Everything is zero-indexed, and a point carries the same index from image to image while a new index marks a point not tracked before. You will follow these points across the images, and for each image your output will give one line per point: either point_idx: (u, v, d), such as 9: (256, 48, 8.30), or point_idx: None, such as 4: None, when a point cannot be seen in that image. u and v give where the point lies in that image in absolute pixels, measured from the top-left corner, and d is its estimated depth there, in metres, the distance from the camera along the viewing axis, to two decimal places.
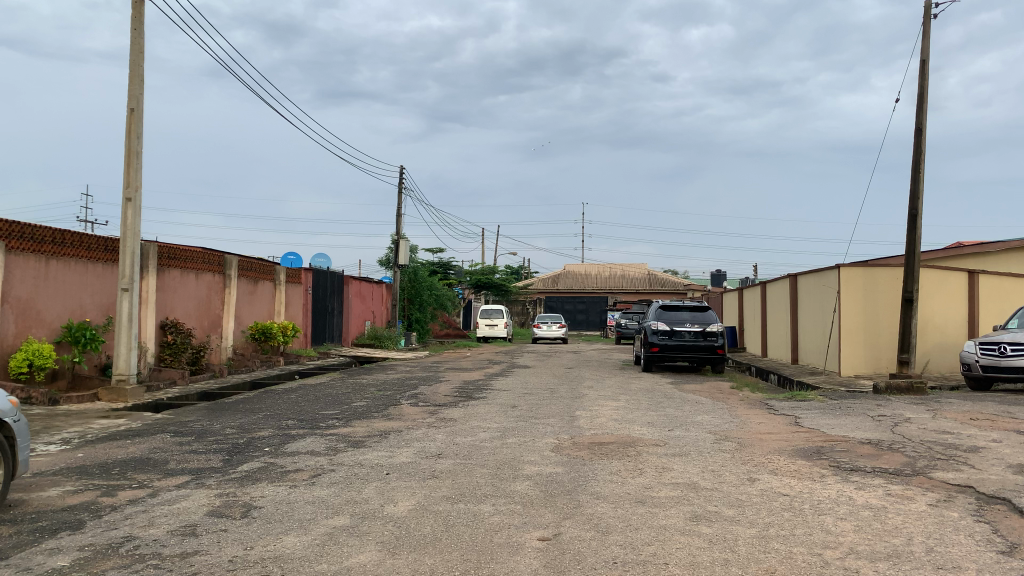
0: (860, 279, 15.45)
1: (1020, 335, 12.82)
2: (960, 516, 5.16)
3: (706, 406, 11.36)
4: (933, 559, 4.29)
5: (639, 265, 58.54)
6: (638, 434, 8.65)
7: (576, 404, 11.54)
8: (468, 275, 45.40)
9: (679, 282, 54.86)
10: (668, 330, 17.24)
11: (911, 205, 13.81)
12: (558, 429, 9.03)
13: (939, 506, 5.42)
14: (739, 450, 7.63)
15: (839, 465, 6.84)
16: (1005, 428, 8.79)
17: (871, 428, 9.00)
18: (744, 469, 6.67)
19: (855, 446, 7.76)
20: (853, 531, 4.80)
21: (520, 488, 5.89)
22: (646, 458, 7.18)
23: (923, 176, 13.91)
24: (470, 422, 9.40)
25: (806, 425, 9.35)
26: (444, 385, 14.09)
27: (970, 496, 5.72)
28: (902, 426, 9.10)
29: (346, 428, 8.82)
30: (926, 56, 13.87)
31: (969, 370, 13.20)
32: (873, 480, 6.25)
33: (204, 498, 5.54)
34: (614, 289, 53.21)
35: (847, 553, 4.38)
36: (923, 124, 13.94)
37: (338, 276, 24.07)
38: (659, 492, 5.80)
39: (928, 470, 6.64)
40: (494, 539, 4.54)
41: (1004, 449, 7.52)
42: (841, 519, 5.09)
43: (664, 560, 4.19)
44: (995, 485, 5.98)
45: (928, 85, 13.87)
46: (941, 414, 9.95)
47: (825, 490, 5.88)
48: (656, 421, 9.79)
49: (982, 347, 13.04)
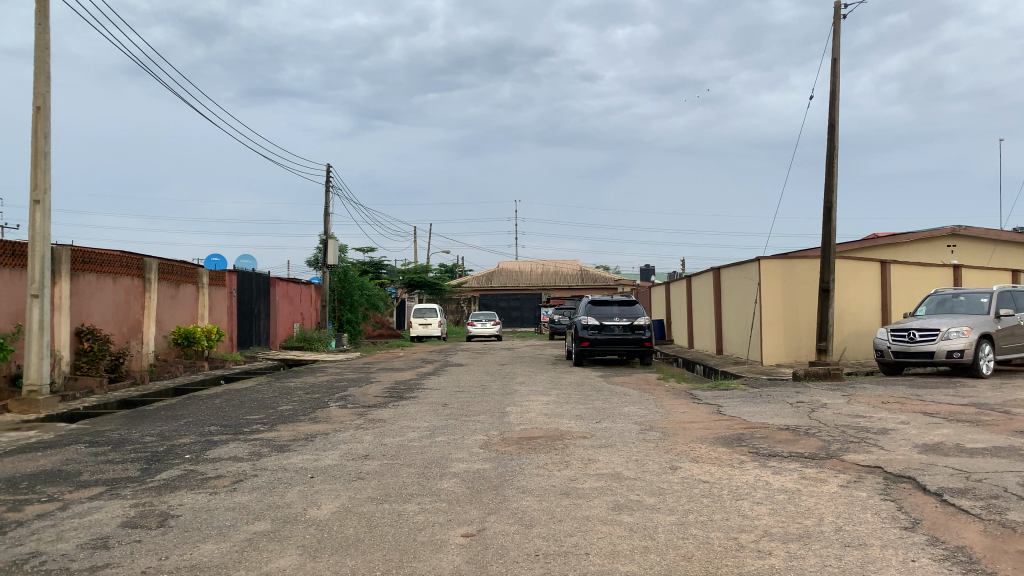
0: (779, 270, 15.95)
1: (929, 322, 13.36)
2: (868, 495, 5.40)
3: (633, 397, 11.56)
4: (841, 537, 4.47)
5: (572, 261, 59.16)
6: (566, 427, 8.74)
7: (507, 400, 11.56)
8: (401, 274, 45.02)
9: (612, 277, 55.60)
10: (597, 324, 17.43)
11: (827, 198, 14.33)
12: (487, 426, 9.06)
13: (849, 487, 5.64)
14: (663, 439, 7.81)
15: (758, 451, 7.05)
16: (913, 410, 9.22)
17: (790, 413, 9.30)
18: (667, 458, 6.81)
19: (774, 432, 8.02)
20: (768, 514, 4.96)
21: (446, 486, 5.89)
22: (573, 450, 7.27)
23: (837, 169, 14.44)
24: (399, 422, 9.34)
25: (728, 412, 9.61)
26: (375, 386, 13.97)
27: (879, 476, 5.98)
28: (819, 411, 9.45)
29: (271, 432, 8.67)
30: (836, 54, 14.41)
31: (883, 356, 13.81)
32: (789, 464, 6.47)
33: (118, 510, 5.36)
34: (548, 285, 53.66)
35: (761, 535, 4.53)
36: (836, 119, 14.46)
37: (264, 277, 23.58)
38: (583, 484, 5.89)
39: (841, 452, 6.92)
40: (417, 537, 4.54)
41: (912, 430, 7.90)
42: (757, 502, 5.26)
43: (584, 550, 4.25)
44: (903, 465, 6.27)
45: (839, 83, 14.40)
46: (855, 399, 10.37)
47: (743, 476, 6.06)
48: (585, 414, 9.92)
49: (894, 333, 13.63)
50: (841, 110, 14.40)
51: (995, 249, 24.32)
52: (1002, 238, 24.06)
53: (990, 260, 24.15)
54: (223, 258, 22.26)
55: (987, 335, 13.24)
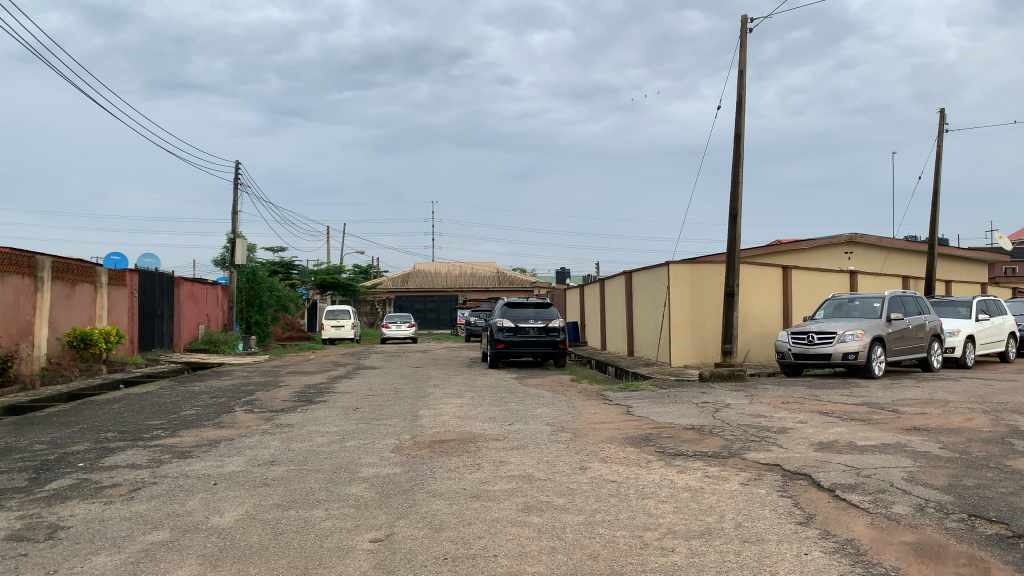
0: (688, 274, 16.40)
1: (826, 325, 13.99)
2: (766, 492, 5.62)
3: (546, 399, 11.68)
4: (740, 533, 4.64)
5: (488, 263, 59.31)
6: (478, 429, 8.75)
7: (420, 403, 11.50)
8: (313, 275, 44.14)
9: (527, 280, 56.04)
10: (512, 326, 17.52)
11: (732, 204, 14.84)
12: (399, 429, 8.98)
13: (749, 485, 5.85)
14: (574, 440, 7.92)
15: (665, 451, 7.23)
16: (810, 410, 9.65)
17: (696, 414, 9.59)
18: (577, 459, 6.91)
19: (680, 432, 8.25)
20: (672, 512, 5.10)
21: (355, 491, 5.81)
22: (485, 452, 7.29)
23: (742, 177, 14.98)
24: (308, 427, 9.15)
25: (637, 413, 9.83)
26: (283, 390, 13.64)
27: (777, 473, 6.24)
28: (723, 411, 9.78)
29: (172, 439, 8.35)
30: (742, 66, 14.94)
31: (783, 358, 14.39)
32: (693, 463, 6.67)
33: (2, 522, 5.06)
34: (464, 287, 53.64)
35: (665, 533, 4.65)
36: (742, 130, 14.99)
37: (168, 277, 22.71)
38: (493, 486, 5.92)
39: (742, 451, 7.18)
40: (324, 544, 4.46)
41: (808, 428, 8.27)
42: (662, 501, 5.40)
43: (492, 552, 4.27)
44: (800, 463, 6.54)
45: (745, 95, 14.94)
46: (757, 399, 10.77)
47: (649, 475, 6.20)
48: (497, 416, 9.95)
49: (794, 336, 14.22)
50: (746, 121, 14.94)
51: (887, 257, 25.85)
52: (893, 247, 25.58)
53: (882, 268, 25.68)
54: (123, 257, 21.33)
55: (879, 337, 13.97)
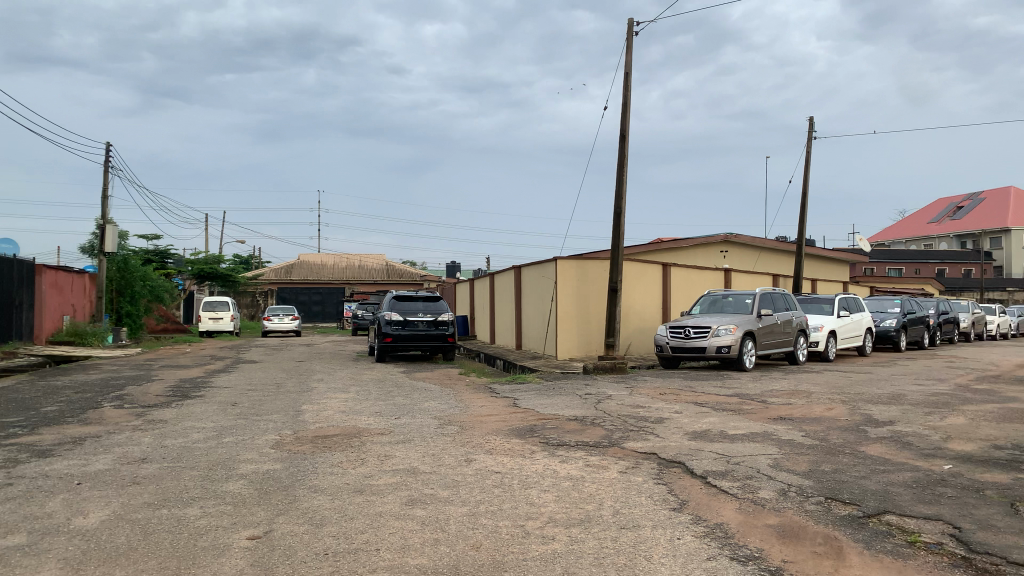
0: (574, 270, 16.74)
1: (703, 320, 14.61)
2: (643, 479, 5.84)
3: (433, 393, 11.67)
4: (618, 520, 4.80)
5: (376, 256, 58.53)
6: (363, 424, 8.65)
7: (304, 398, 11.24)
8: (190, 265, 42.23)
9: (415, 273, 55.70)
10: (401, 319, 17.35)
11: (617, 202, 15.25)
12: (281, 424, 8.75)
13: (627, 473, 6.06)
14: (459, 433, 7.95)
15: (548, 442, 7.37)
16: (685, 400, 10.09)
17: (579, 405, 9.84)
18: (462, 451, 6.95)
19: (563, 423, 8.44)
20: (554, 501, 5.22)
21: (233, 488, 5.63)
22: (369, 447, 7.22)
23: (627, 176, 15.42)
24: (183, 422, 8.78)
25: (522, 405, 9.98)
26: (156, 385, 13.01)
27: (654, 461, 6.48)
28: (605, 402, 10.07)
29: (30, 437, 7.81)
30: (628, 68, 15.37)
31: (662, 351, 14.94)
32: (575, 453, 6.84)
33: None
34: (351, 280, 52.72)
35: (546, 521, 4.75)
36: (627, 130, 15.43)
37: (27, 265, 21.16)
38: (377, 480, 5.87)
39: (622, 440, 7.43)
40: (198, 542, 4.31)
41: (684, 418, 8.64)
42: (544, 490, 5.51)
43: (375, 546, 4.24)
44: (675, 451, 6.83)
45: (630, 96, 15.38)
46: (637, 391, 11.15)
47: (532, 466, 6.32)
48: (383, 410, 9.87)
49: (673, 330, 14.79)
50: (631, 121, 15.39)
51: (759, 256, 27.28)
52: (764, 247, 27.04)
53: (754, 266, 27.09)
54: None
55: (750, 332, 14.72)
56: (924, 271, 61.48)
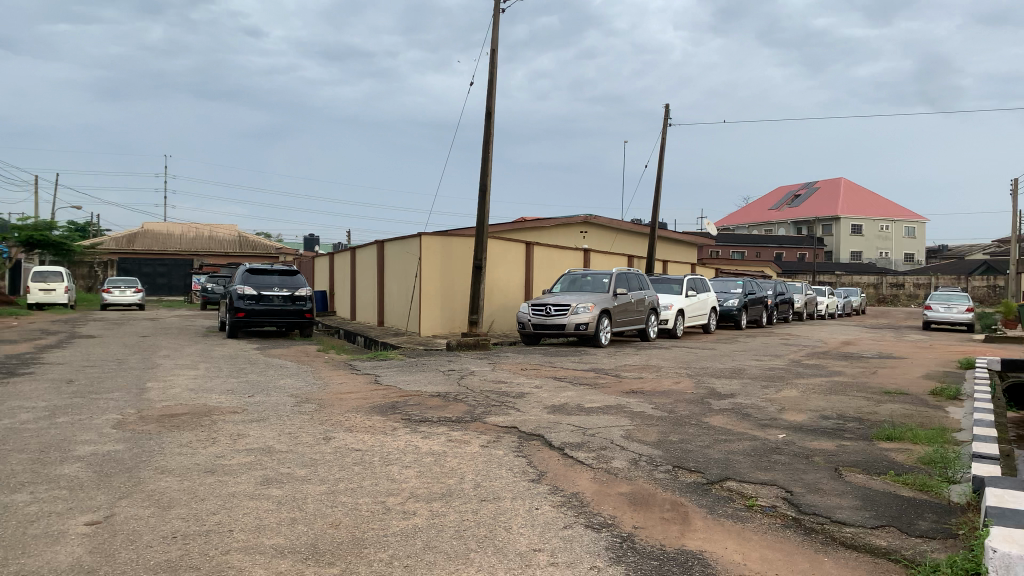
0: (438, 246, 16.68)
1: (562, 298, 14.98)
2: (504, 453, 5.94)
3: (290, 370, 11.34)
4: (479, 493, 4.86)
5: (229, 227, 55.90)
6: (215, 402, 8.27)
7: (148, 375, 10.61)
8: (17, 231, 38.69)
9: (271, 246, 53.72)
10: (256, 294, 16.69)
11: (482, 179, 15.30)
12: (123, 403, 8.22)
13: (488, 447, 6.14)
14: (318, 410, 7.77)
15: (410, 418, 7.34)
16: (545, 376, 10.33)
17: (441, 381, 9.86)
18: (321, 429, 6.79)
19: (425, 399, 8.43)
20: (415, 476, 5.21)
21: (69, 471, 5.23)
22: (221, 425, 6.91)
23: (491, 154, 15.49)
24: (8, 403, 8.05)
25: (383, 382, 9.89)
26: None
27: (514, 435, 6.60)
28: (466, 378, 10.15)
29: None
30: (495, 46, 15.40)
31: (524, 328, 15.20)
32: (436, 429, 6.85)
33: None
34: (201, 252, 50.13)
35: (407, 497, 4.74)
36: (493, 107, 15.48)
37: None
38: (230, 460, 5.63)
39: (483, 415, 7.51)
40: (29, 531, 3.98)
41: (543, 393, 8.86)
42: (406, 466, 5.49)
43: (228, 527, 4.08)
44: (534, 425, 6.99)
45: (496, 73, 15.42)
46: (498, 367, 11.31)
47: (394, 442, 6.28)
48: (236, 388, 9.48)
49: (534, 308, 15.07)
50: (497, 99, 15.44)
51: (616, 238, 28.27)
52: (621, 228, 28.05)
53: (611, 247, 28.06)
54: None
55: (607, 310, 15.25)
56: (764, 255, 65.90)
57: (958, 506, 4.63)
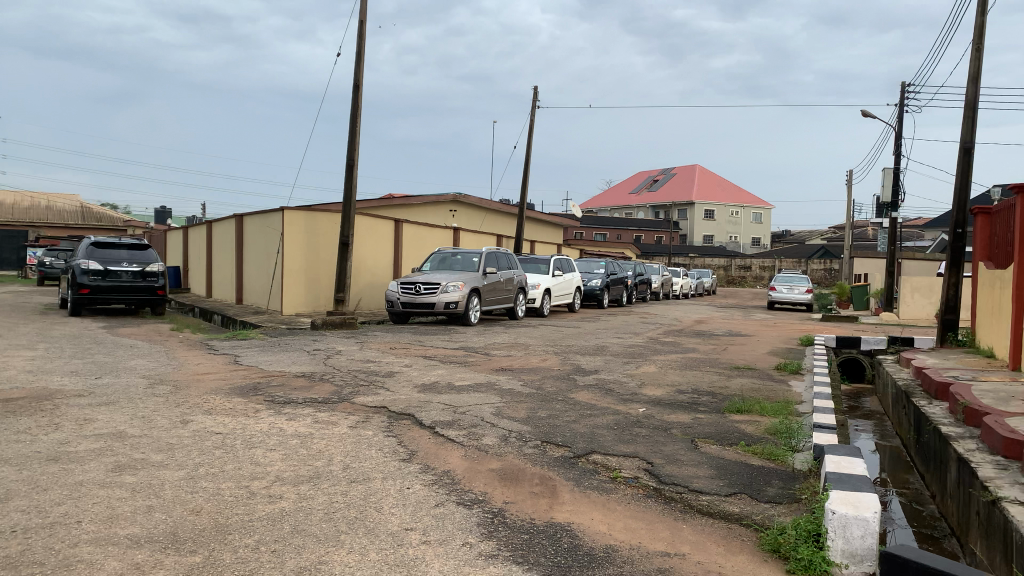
0: (302, 222, 16.17)
1: (432, 277, 14.92)
2: (373, 433, 5.86)
3: (141, 350, 10.68)
4: (348, 474, 4.78)
5: (70, 197, 51.81)
6: (57, 385, 7.68)
7: None
8: None
9: (118, 219, 50.26)
10: (102, 270, 15.57)
11: (349, 154, 14.94)
12: None
13: (357, 427, 6.05)
14: (174, 392, 7.38)
15: (274, 399, 7.11)
16: (414, 355, 10.29)
17: (306, 361, 9.61)
18: (178, 412, 6.45)
19: (290, 380, 8.19)
20: (281, 459, 5.06)
21: None
22: (65, 410, 6.43)
23: (359, 128, 15.14)
24: None
25: (245, 362, 9.52)
26: None
27: (383, 415, 6.54)
28: (333, 357, 9.94)
29: None
30: (364, 17, 15.01)
31: (392, 306, 15.05)
32: (303, 410, 6.67)
33: None
34: (37, 223, 46.23)
35: (273, 480, 4.59)
36: (360, 81, 15.11)
37: None
38: (76, 447, 5.25)
39: (351, 395, 7.39)
40: None
41: (412, 372, 8.81)
42: (271, 449, 5.32)
43: (75, 519, 3.80)
44: (404, 404, 6.94)
45: (365, 46, 15.05)
46: (366, 346, 11.15)
47: (257, 424, 6.07)
48: (81, 369, 8.85)
49: (403, 286, 14.92)
50: (365, 72, 15.09)
51: (485, 217, 28.44)
52: (490, 208, 28.23)
53: (480, 226, 28.20)
54: None
55: (476, 289, 15.34)
56: (625, 237, 68.29)
57: (802, 473, 5.00)
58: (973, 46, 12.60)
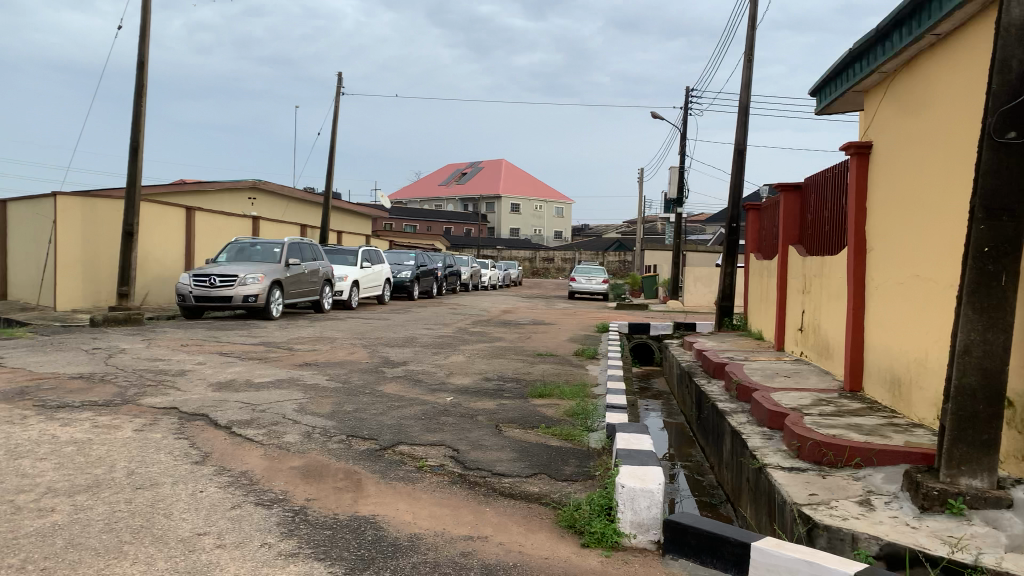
0: (78, 209, 14.71)
1: (228, 269, 14.13)
2: (162, 436, 5.47)
3: None
4: (133, 480, 4.43)
5: None
6: None
7: None
8: None
9: None
10: None
11: (133, 136, 13.79)
12: None
13: (144, 431, 5.61)
14: None
15: (45, 405, 6.42)
16: (209, 351, 9.71)
17: (84, 361, 8.77)
18: None
19: (64, 382, 7.43)
20: (53, 470, 4.58)
21: None
22: None
23: (144, 109, 14.01)
24: None
25: (9, 364, 8.52)
26: None
27: (174, 417, 6.12)
28: (116, 356, 9.15)
29: None
30: None
31: (184, 300, 14.11)
32: (80, 414, 6.09)
33: None
34: None
35: (43, 493, 4.16)
36: (145, 58, 13.98)
37: None
38: None
39: (137, 397, 6.84)
40: None
41: (207, 369, 8.32)
42: (41, 459, 4.80)
43: None
44: (197, 404, 6.54)
45: (150, 20, 13.94)
46: (154, 343, 10.37)
47: (24, 432, 5.45)
48: None
49: (196, 279, 14.02)
50: (151, 49, 13.99)
51: (287, 206, 27.41)
52: (293, 196, 27.24)
53: (282, 215, 27.15)
54: None
55: (277, 281, 14.74)
56: (433, 229, 68.57)
57: (596, 452, 5.30)
58: (744, 56, 13.89)
